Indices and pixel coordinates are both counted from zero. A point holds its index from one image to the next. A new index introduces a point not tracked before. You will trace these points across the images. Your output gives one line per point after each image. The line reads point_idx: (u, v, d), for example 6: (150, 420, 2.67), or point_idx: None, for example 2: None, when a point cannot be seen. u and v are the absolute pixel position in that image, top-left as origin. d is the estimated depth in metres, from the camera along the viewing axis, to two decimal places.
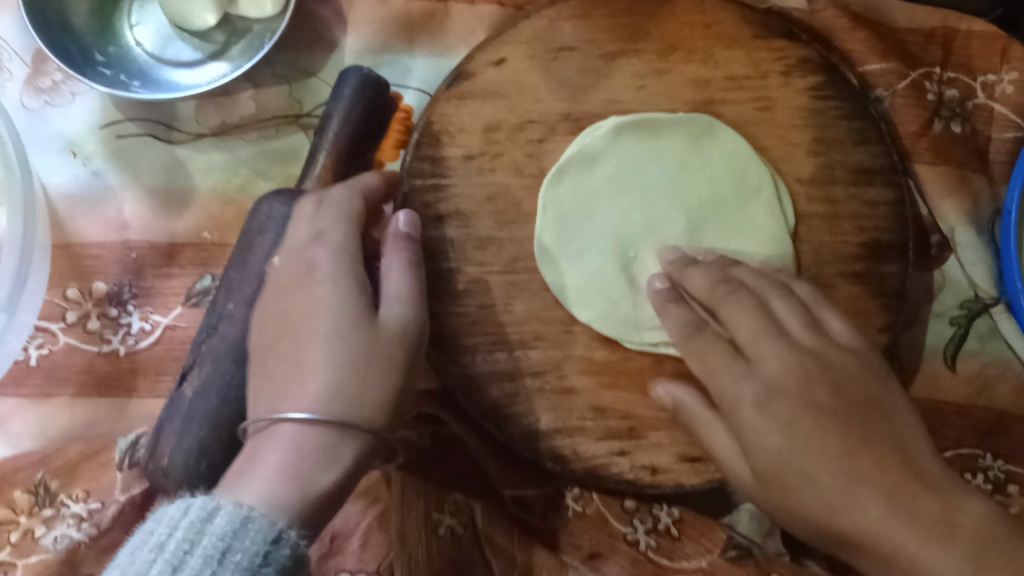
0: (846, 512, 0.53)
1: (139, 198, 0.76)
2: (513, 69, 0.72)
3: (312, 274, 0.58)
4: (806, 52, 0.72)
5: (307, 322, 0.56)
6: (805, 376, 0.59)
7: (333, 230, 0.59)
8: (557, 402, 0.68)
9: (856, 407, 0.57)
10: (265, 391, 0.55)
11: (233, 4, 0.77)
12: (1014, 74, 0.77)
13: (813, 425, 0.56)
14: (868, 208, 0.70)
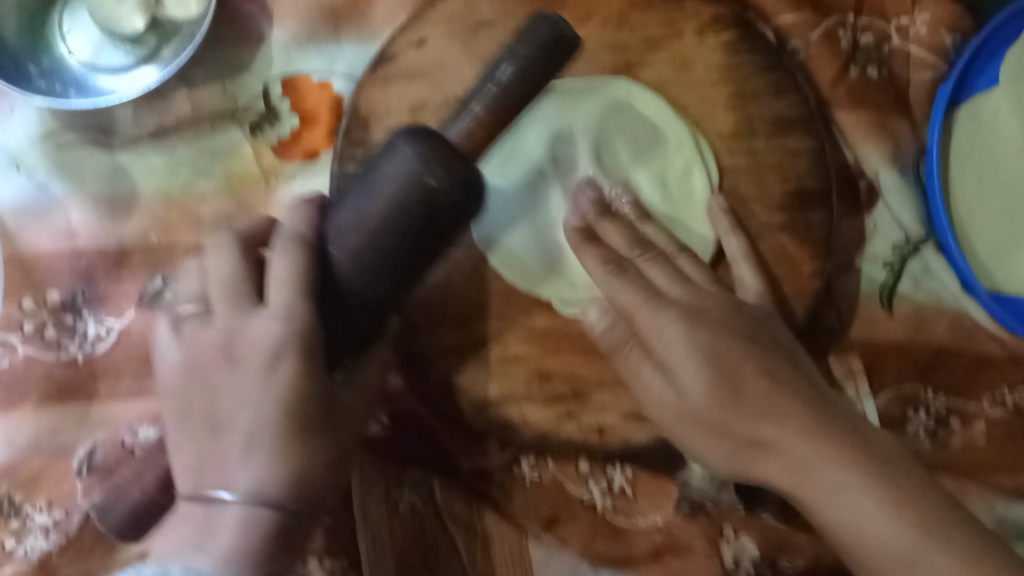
0: (829, 498, 0.58)
1: (85, 205, 0.77)
2: (434, 50, 0.73)
3: (246, 356, 0.59)
4: (719, 10, 0.74)
5: (223, 383, 0.59)
6: (729, 392, 0.62)
7: (258, 322, 0.59)
8: (704, 377, 0.63)
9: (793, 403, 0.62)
10: (190, 445, 0.59)
11: (159, 6, 0.79)
12: (927, 15, 0.80)
13: (746, 423, 0.61)
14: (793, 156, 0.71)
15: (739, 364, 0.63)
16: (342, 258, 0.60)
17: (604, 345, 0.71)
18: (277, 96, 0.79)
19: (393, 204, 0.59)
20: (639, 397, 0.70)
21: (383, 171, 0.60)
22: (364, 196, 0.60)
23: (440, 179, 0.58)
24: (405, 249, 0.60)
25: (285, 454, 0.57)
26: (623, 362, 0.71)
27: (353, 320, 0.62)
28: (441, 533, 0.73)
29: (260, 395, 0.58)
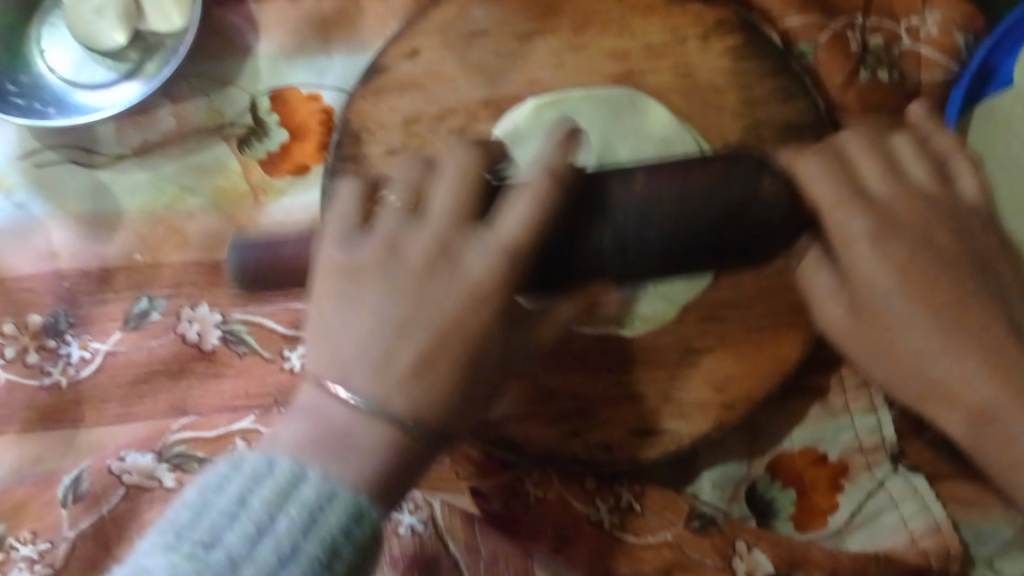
0: (986, 419, 0.54)
1: (66, 226, 0.74)
2: (428, 59, 0.71)
3: (397, 273, 0.55)
4: (723, 14, 0.71)
5: (353, 288, 0.55)
6: (957, 297, 0.55)
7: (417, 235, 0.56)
8: (899, 276, 0.55)
9: (970, 295, 0.55)
10: (316, 348, 0.55)
11: (141, 18, 0.76)
12: (937, 15, 0.76)
13: (916, 338, 0.55)
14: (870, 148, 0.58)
15: (932, 286, 0.55)
16: (633, 189, 0.54)
17: (608, 361, 0.68)
18: (265, 110, 0.76)
19: (712, 179, 0.54)
20: (647, 413, 0.67)
21: (675, 179, 0.54)
22: (539, 162, 0.57)
23: (773, 184, 0.54)
24: (699, 225, 0.54)
25: (421, 374, 0.53)
26: (629, 377, 0.68)
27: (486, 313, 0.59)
28: (444, 560, 0.70)
29: (390, 316, 0.54)
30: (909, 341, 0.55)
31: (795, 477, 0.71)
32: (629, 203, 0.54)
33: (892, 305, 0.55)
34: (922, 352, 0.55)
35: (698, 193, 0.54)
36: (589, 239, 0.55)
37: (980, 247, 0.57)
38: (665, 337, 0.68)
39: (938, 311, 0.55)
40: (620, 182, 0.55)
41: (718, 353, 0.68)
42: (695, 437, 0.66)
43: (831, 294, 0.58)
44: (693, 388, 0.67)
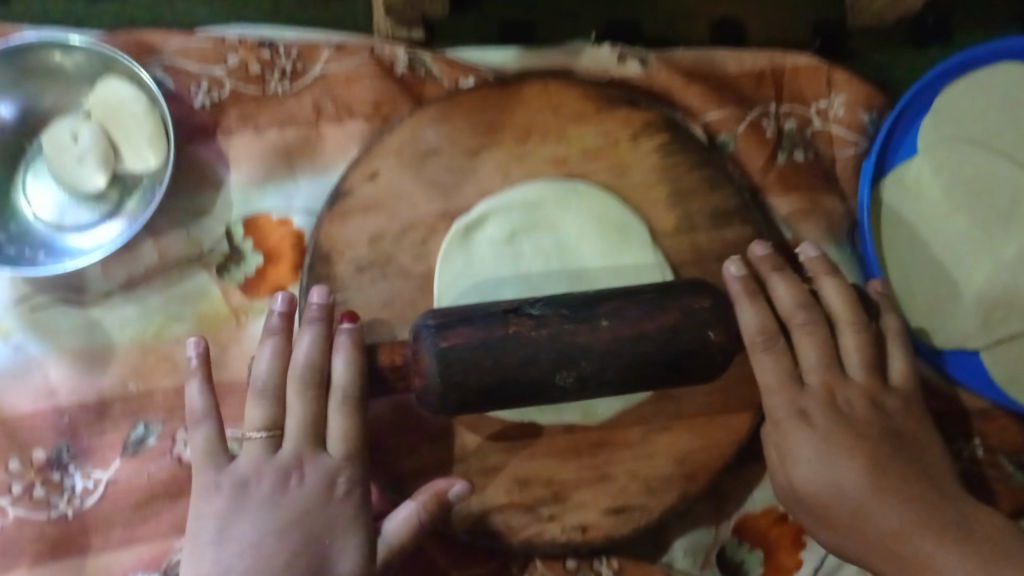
0: (889, 556, 0.64)
1: (62, 362, 0.79)
2: (386, 182, 0.77)
3: (262, 467, 0.65)
4: (649, 117, 0.79)
5: (234, 511, 0.64)
6: (919, 498, 0.65)
7: (311, 467, 0.65)
8: (819, 455, 0.67)
9: (897, 483, 0.65)
10: (191, 557, 0.63)
11: (119, 162, 0.81)
12: (843, 97, 0.85)
13: (853, 493, 0.65)
14: (802, 307, 0.71)
15: (839, 438, 0.67)
16: (563, 372, 0.61)
17: (577, 445, 0.74)
18: (240, 237, 0.82)
19: (667, 326, 0.62)
20: (616, 491, 0.73)
21: (636, 319, 0.62)
22: (489, 345, 0.60)
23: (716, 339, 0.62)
24: (652, 365, 0.62)
25: (292, 568, 0.61)
26: (596, 460, 0.73)
27: (513, 389, 0.61)
28: None
29: (272, 529, 0.62)
30: (805, 473, 0.67)
31: (759, 539, 0.78)
32: (593, 360, 0.61)
33: (810, 472, 0.67)
34: (828, 492, 0.66)
35: (653, 337, 0.61)
36: (523, 343, 0.61)
37: (898, 433, 0.68)
38: (628, 419, 0.74)
39: (839, 436, 0.67)
40: (562, 370, 0.61)
41: (676, 429, 0.74)
42: (662, 510, 0.73)
43: (798, 463, 0.68)
44: (656, 464, 0.73)
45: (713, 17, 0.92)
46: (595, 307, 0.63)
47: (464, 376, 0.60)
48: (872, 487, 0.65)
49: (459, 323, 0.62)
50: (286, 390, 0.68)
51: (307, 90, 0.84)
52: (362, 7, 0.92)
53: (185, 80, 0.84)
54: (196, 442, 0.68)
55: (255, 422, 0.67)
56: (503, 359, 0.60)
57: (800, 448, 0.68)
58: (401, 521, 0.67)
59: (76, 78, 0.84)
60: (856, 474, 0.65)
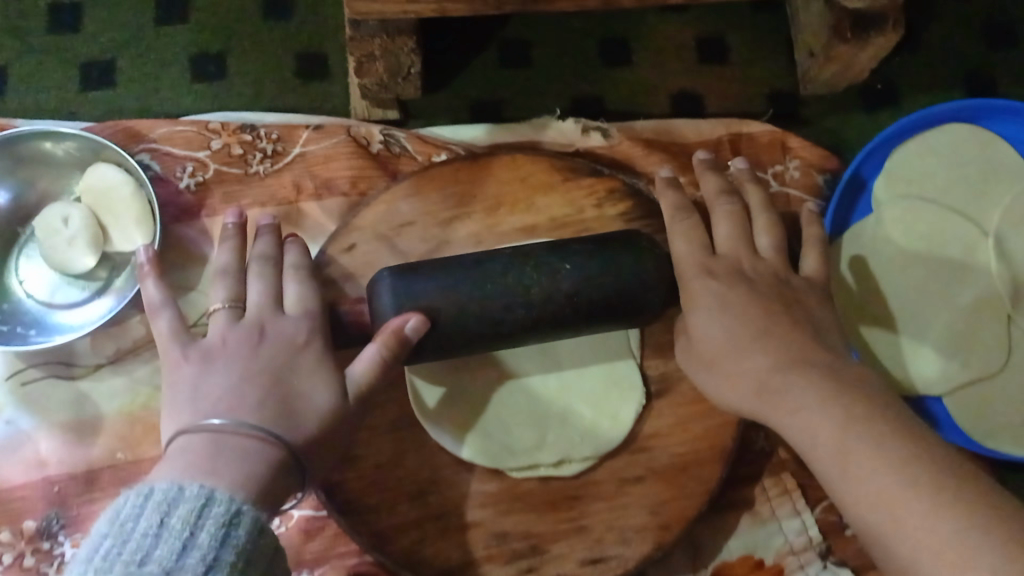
0: (780, 404, 0.65)
1: (52, 434, 0.82)
2: (364, 252, 0.80)
3: (234, 330, 0.66)
4: (612, 184, 0.83)
5: (204, 370, 0.63)
6: (828, 372, 0.64)
7: (271, 327, 0.66)
8: (721, 301, 0.70)
9: (800, 359, 0.66)
10: (170, 420, 0.61)
11: (108, 241, 0.85)
12: (797, 160, 0.90)
13: (770, 374, 0.66)
14: (721, 194, 0.79)
15: (760, 326, 0.69)
16: (508, 273, 0.67)
17: (553, 499, 0.76)
18: None
19: (611, 275, 0.68)
20: (593, 542, 0.75)
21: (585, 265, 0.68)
22: (442, 284, 0.67)
23: (653, 304, 0.70)
24: (593, 312, 0.68)
25: (267, 403, 0.61)
26: (573, 513, 0.76)
27: (472, 319, 0.67)
28: None
29: (243, 375, 0.62)
30: (716, 339, 0.70)
31: None
32: (549, 291, 0.67)
33: (715, 341, 0.70)
34: (745, 386, 0.67)
35: (602, 284, 0.67)
36: (474, 283, 0.67)
37: (801, 303, 0.72)
38: (602, 472, 0.77)
39: (756, 334, 0.68)
40: (515, 264, 0.68)
41: (649, 480, 0.77)
42: (639, 559, 0.75)
43: (712, 331, 0.70)
44: (631, 515, 0.76)
45: (671, 91, 0.97)
46: (554, 254, 0.69)
47: (417, 298, 0.66)
48: (782, 362, 0.66)
49: (404, 270, 0.68)
50: (249, 272, 0.72)
51: (288, 169, 0.88)
52: (339, 91, 0.98)
53: (171, 164, 0.88)
54: (160, 327, 0.68)
55: (222, 297, 0.70)
56: (459, 291, 0.67)
57: (714, 347, 0.70)
58: (367, 364, 0.66)
59: (67, 166, 0.88)
60: (770, 364, 0.66)
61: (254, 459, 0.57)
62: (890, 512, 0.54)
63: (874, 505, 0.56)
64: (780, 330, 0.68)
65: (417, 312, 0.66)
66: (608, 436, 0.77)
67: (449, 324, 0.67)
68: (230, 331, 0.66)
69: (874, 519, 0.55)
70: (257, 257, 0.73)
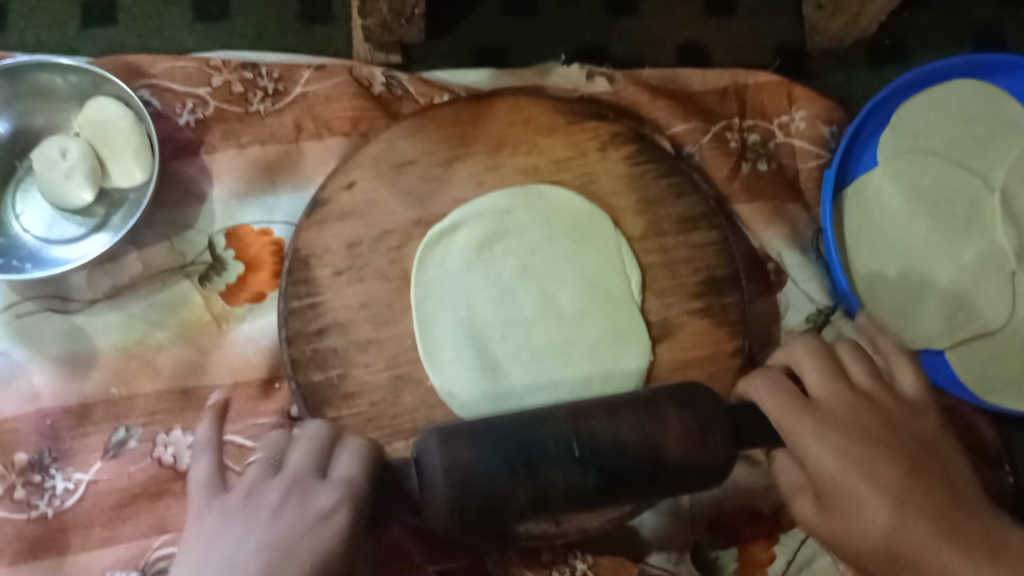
0: None
1: (46, 368, 0.81)
2: (363, 189, 0.79)
3: (252, 515, 0.50)
4: (616, 128, 0.82)
5: (223, 520, 0.50)
6: (937, 502, 0.53)
7: (319, 491, 0.52)
8: (845, 459, 0.55)
9: (917, 507, 0.53)
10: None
11: (107, 177, 0.85)
12: (803, 112, 0.89)
13: (873, 526, 0.53)
14: (778, 320, 0.68)
15: (856, 445, 0.55)
16: (557, 472, 0.51)
17: None
18: (222, 247, 0.84)
19: (667, 445, 0.53)
20: None
21: (617, 426, 0.53)
22: (473, 433, 0.54)
23: (712, 441, 0.54)
24: (626, 479, 0.52)
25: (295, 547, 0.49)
26: None
27: (463, 526, 0.52)
28: None
29: (265, 544, 0.49)
30: (812, 451, 0.55)
31: (732, 536, 0.80)
32: (567, 483, 0.51)
33: (833, 481, 0.55)
34: (839, 483, 0.55)
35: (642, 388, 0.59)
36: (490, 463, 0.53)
37: (908, 426, 0.58)
38: None
39: (859, 445, 0.55)
40: (530, 511, 0.52)
41: None
42: None
43: (814, 452, 0.55)
44: None
45: (677, 42, 0.96)
46: (589, 413, 0.55)
47: (467, 488, 0.50)
48: (895, 496, 0.53)
49: (410, 459, 0.56)
50: (291, 446, 0.57)
51: (289, 108, 0.87)
52: (340, 35, 0.97)
53: (172, 99, 0.87)
54: (193, 428, 0.60)
55: (230, 434, 0.58)
56: (465, 501, 0.50)
57: (834, 492, 0.55)
58: None
59: (66, 99, 0.87)
60: (879, 494, 0.53)
61: None
62: None
63: None
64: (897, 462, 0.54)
65: (384, 483, 0.54)
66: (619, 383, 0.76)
67: (445, 484, 0.57)
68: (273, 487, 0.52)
69: None
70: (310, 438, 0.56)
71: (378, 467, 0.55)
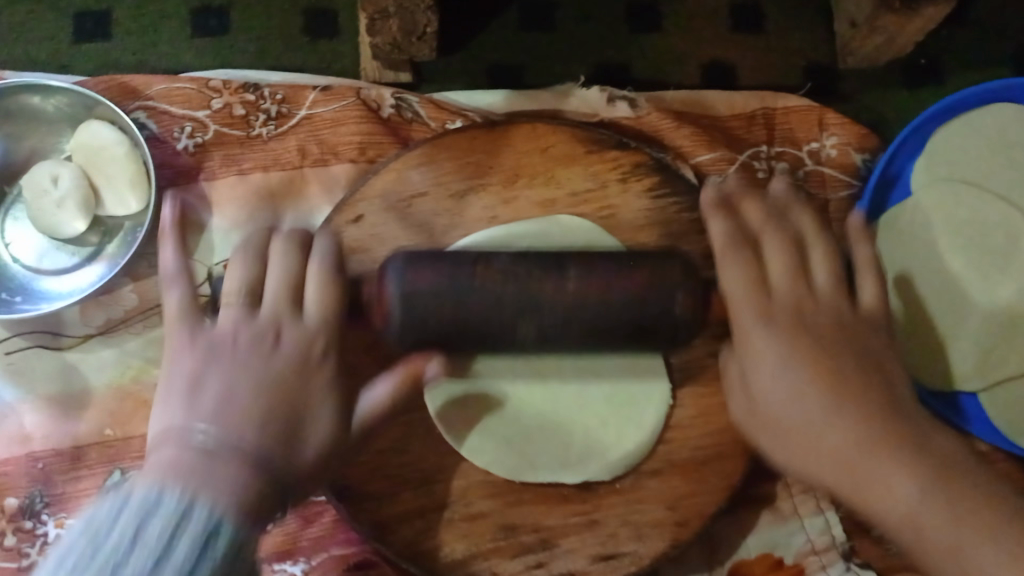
0: (847, 473, 0.58)
1: (37, 407, 0.77)
2: (371, 224, 0.75)
3: (237, 357, 0.56)
4: (638, 158, 0.77)
5: (207, 362, 0.56)
6: (870, 392, 0.60)
7: (290, 330, 0.59)
8: (800, 402, 0.61)
9: (874, 427, 0.58)
10: (161, 411, 0.54)
11: (100, 205, 0.80)
12: (834, 138, 0.84)
13: (793, 409, 0.61)
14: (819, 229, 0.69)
15: (803, 353, 0.62)
16: (501, 257, 0.61)
17: (565, 492, 0.71)
18: None
19: (641, 283, 0.60)
20: (606, 538, 0.70)
21: (596, 287, 0.60)
22: (461, 284, 0.59)
23: (684, 302, 0.60)
24: (614, 333, 0.60)
25: (265, 425, 0.53)
26: (587, 505, 0.70)
27: (472, 337, 0.60)
28: None
29: (251, 384, 0.55)
30: (757, 374, 0.64)
31: None
32: (549, 318, 0.59)
33: (810, 433, 0.60)
34: (774, 411, 0.62)
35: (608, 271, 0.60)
36: (496, 313, 0.59)
37: (870, 350, 0.64)
38: (621, 463, 0.70)
39: (813, 368, 0.62)
40: (525, 322, 0.59)
41: (668, 474, 0.71)
42: (654, 557, 0.69)
43: (767, 378, 0.63)
44: (647, 509, 0.70)
45: (702, 61, 0.91)
46: (531, 252, 0.61)
47: (428, 320, 0.59)
48: (831, 403, 0.60)
49: (446, 270, 0.60)
50: (270, 249, 0.63)
51: (292, 132, 0.83)
52: (347, 50, 0.92)
53: (169, 123, 0.83)
54: (171, 305, 0.61)
55: (235, 280, 0.61)
56: (471, 310, 0.59)
57: (811, 449, 0.60)
58: (376, 400, 0.61)
59: (58, 121, 0.83)
60: (811, 401, 0.61)
61: (244, 473, 0.49)
62: (954, 554, 0.53)
63: (883, 511, 0.56)
64: (865, 386, 0.61)
65: (414, 318, 0.59)
66: (638, 439, 0.71)
67: (466, 330, 0.60)
68: (241, 333, 0.58)
69: (847, 464, 0.58)
70: (284, 237, 0.63)
71: (390, 259, 0.61)
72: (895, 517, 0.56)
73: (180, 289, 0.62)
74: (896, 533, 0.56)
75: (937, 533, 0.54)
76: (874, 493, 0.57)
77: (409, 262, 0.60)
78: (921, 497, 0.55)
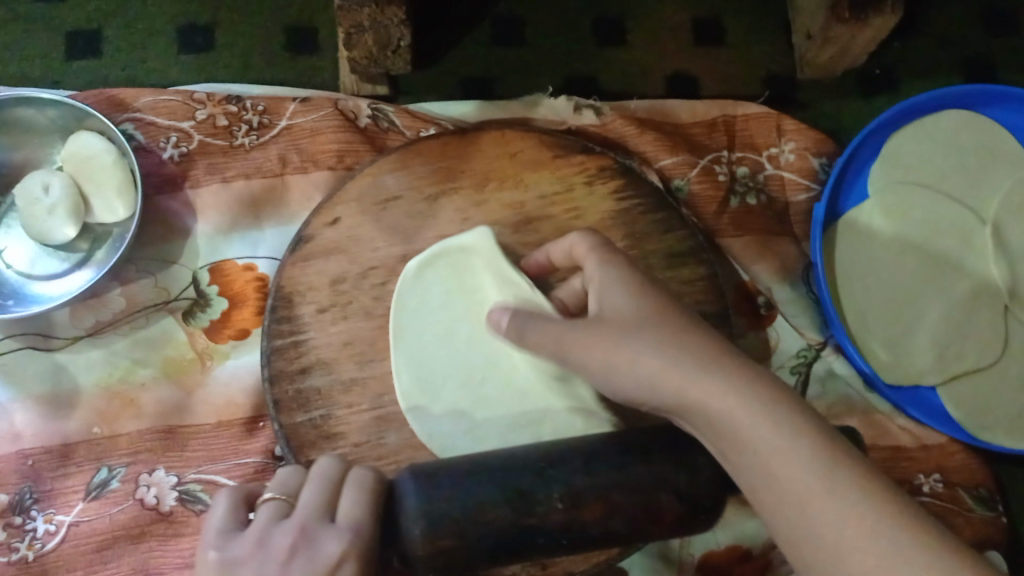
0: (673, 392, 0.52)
1: (27, 407, 0.80)
2: (347, 226, 0.78)
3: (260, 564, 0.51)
4: (603, 162, 0.81)
5: None
6: (662, 317, 0.56)
7: (326, 537, 0.53)
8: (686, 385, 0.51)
9: (758, 377, 0.50)
10: None
11: (89, 212, 0.84)
12: (793, 143, 0.88)
13: (625, 338, 0.56)
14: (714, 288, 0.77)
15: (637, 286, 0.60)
16: (557, 506, 0.51)
17: None
18: (205, 283, 0.83)
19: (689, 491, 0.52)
20: None
21: (659, 480, 0.52)
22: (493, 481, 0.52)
23: (675, 507, 0.52)
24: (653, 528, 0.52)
25: None
26: None
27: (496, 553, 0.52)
28: None
29: None
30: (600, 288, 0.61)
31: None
32: (592, 526, 0.52)
33: (736, 429, 0.48)
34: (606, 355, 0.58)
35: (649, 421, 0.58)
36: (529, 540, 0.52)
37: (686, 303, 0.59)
38: None
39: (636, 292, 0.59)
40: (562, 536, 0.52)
41: None
42: None
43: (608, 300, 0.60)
44: None
45: (666, 73, 0.95)
46: (576, 471, 0.53)
47: (447, 512, 0.51)
48: (626, 330, 0.57)
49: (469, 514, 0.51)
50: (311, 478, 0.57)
51: (273, 142, 0.86)
52: (327, 65, 0.96)
53: (155, 134, 0.87)
54: (213, 516, 0.56)
55: (278, 488, 0.57)
56: (501, 534, 0.51)
57: (733, 441, 0.49)
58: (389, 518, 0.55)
59: (49, 133, 0.87)
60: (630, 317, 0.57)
61: None
62: (770, 476, 0.47)
63: (753, 480, 0.48)
64: (669, 316, 0.56)
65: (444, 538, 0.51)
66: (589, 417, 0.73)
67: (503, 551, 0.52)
68: (276, 534, 0.53)
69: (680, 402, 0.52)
70: (318, 477, 0.57)
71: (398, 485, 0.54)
72: (803, 528, 0.46)
73: (225, 497, 0.58)
74: (776, 505, 0.47)
75: (812, 505, 0.45)
76: (791, 473, 0.46)
77: (412, 477, 0.53)
78: (849, 521, 0.44)
